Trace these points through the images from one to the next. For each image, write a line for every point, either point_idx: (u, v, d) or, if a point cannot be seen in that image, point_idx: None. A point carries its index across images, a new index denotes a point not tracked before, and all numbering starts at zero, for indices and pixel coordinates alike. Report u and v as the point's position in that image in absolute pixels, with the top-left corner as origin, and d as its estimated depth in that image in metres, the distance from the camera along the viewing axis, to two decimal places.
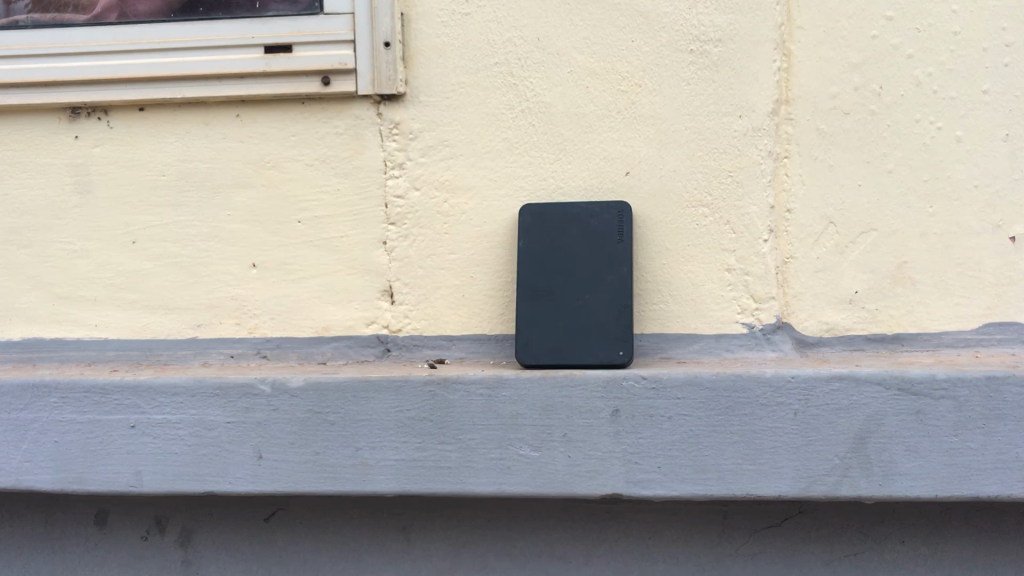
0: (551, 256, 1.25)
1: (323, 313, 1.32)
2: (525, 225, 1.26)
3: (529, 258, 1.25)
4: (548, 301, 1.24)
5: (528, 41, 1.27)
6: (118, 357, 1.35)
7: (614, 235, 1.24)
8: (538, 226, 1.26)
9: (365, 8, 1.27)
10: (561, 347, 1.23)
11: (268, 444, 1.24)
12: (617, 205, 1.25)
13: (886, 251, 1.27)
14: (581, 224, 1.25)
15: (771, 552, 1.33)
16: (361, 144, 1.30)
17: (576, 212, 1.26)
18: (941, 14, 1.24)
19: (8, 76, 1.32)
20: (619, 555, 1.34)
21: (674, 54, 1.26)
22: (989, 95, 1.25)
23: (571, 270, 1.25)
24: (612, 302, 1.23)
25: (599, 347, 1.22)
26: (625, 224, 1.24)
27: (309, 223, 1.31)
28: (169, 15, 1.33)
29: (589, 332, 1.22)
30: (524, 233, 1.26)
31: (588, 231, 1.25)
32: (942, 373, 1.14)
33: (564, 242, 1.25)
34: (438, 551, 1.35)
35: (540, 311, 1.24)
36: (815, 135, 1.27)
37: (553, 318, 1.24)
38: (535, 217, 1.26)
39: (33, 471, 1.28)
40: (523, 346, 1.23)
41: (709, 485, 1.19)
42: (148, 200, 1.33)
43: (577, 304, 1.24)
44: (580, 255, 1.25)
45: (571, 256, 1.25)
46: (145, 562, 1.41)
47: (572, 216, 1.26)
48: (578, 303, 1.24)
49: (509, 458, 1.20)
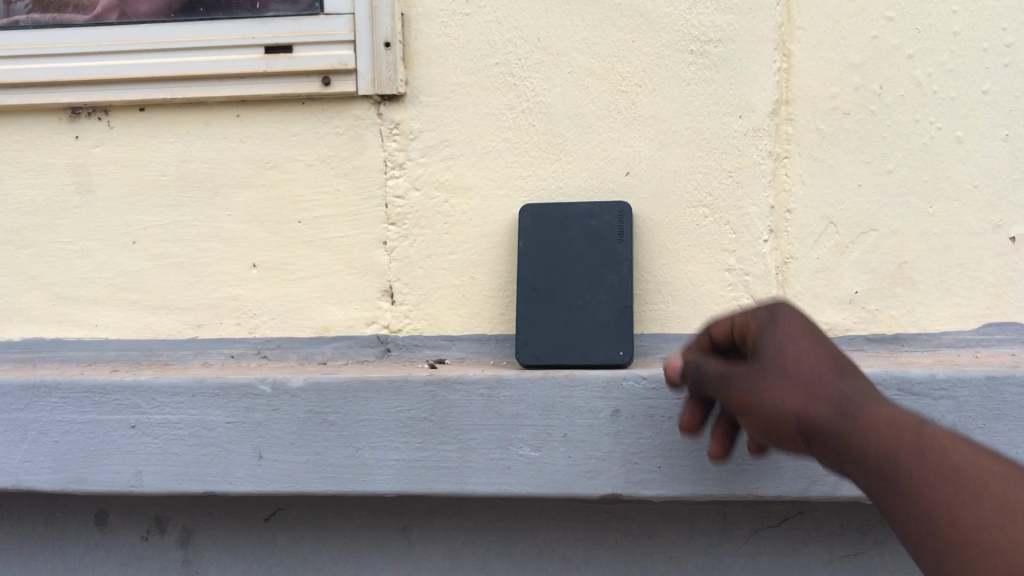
0: (551, 256, 1.25)
1: (324, 313, 1.32)
2: (525, 226, 1.26)
3: (530, 257, 1.25)
4: (548, 301, 1.24)
5: (529, 41, 1.28)
6: (119, 357, 1.35)
7: (615, 236, 1.25)
8: (538, 227, 1.26)
9: (365, 8, 1.27)
10: (561, 347, 1.23)
11: (268, 445, 1.23)
12: (618, 205, 1.25)
13: (886, 250, 1.27)
14: (581, 225, 1.26)
15: (771, 553, 1.32)
16: (361, 144, 1.30)
17: (577, 212, 1.26)
18: (940, 13, 1.25)
19: (9, 76, 1.32)
20: (619, 555, 1.33)
21: (675, 55, 1.26)
22: (989, 95, 1.25)
23: (571, 270, 1.25)
24: (612, 302, 1.23)
25: (599, 347, 1.22)
26: (626, 225, 1.25)
27: (310, 223, 1.31)
28: (169, 15, 1.33)
29: (589, 332, 1.23)
30: (524, 233, 1.26)
31: (589, 232, 1.25)
32: (942, 373, 1.14)
33: (565, 241, 1.25)
34: (438, 551, 1.35)
35: (540, 311, 1.24)
36: (815, 135, 1.27)
37: (553, 319, 1.24)
38: (535, 218, 1.26)
39: (33, 471, 1.28)
40: (523, 347, 1.23)
41: (709, 485, 1.19)
42: (149, 199, 1.33)
43: (577, 304, 1.24)
44: (581, 256, 1.25)
45: (571, 256, 1.25)
46: (145, 562, 1.40)
47: (572, 215, 1.26)
48: (578, 304, 1.24)
49: (509, 458, 1.20)
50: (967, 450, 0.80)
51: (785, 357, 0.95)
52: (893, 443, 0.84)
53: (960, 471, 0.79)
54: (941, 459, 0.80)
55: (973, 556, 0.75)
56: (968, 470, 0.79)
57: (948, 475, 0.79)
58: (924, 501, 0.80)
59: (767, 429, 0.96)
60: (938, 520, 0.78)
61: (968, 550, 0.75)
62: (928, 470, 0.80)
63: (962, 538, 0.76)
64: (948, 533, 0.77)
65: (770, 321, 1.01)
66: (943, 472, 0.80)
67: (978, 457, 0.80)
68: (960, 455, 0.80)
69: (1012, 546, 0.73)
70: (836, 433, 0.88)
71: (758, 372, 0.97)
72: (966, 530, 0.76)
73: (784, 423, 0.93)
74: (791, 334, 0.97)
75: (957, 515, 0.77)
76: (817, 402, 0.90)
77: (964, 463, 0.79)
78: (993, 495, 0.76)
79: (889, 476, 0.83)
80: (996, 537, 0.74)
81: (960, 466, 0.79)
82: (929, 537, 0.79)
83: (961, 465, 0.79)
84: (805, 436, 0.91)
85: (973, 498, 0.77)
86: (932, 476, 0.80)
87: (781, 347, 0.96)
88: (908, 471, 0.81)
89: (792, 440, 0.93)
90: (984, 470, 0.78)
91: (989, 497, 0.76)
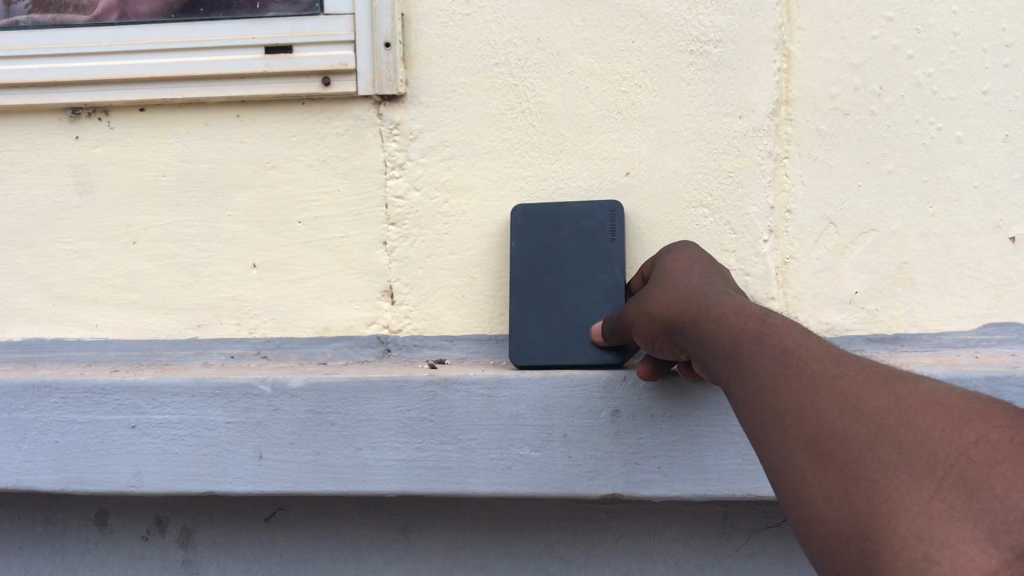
0: (544, 257, 1.25)
1: (324, 313, 1.32)
2: (519, 226, 1.26)
3: (523, 258, 1.25)
4: (542, 302, 1.24)
5: (529, 41, 1.27)
6: (119, 357, 1.35)
7: (608, 236, 1.24)
8: (530, 227, 1.26)
9: (365, 8, 1.26)
10: (554, 347, 1.23)
11: (268, 445, 1.23)
12: (610, 204, 1.24)
13: (886, 250, 1.27)
14: (573, 224, 1.25)
15: (771, 553, 1.33)
16: (361, 144, 1.30)
17: (568, 211, 1.26)
18: (940, 14, 1.24)
19: (8, 76, 1.32)
20: (619, 555, 1.34)
21: (675, 55, 1.26)
22: (989, 96, 1.26)
23: (564, 270, 1.25)
24: (606, 301, 1.23)
25: (593, 348, 1.22)
26: (618, 224, 1.24)
27: (310, 223, 1.31)
28: (169, 15, 1.33)
29: (581, 332, 1.22)
30: (516, 234, 1.26)
31: (582, 232, 1.25)
32: (942, 373, 1.14)
33: (558, 242, 1.25)
34: (438, 552, 1.35)
35: (532, 311, 1.24)
36: (815, 135, 1.27)
37: (547, 319, 1.24)
38: (527, 218, 1.26)
39: (33, 472, 1.28)
40: (518, 348, 1.24)
41: (709, 485, 1.20)
42: (149, 200, 1.33)
43: (571, 304, 1.24)
44: (574, 256, 1.25)
45: (564, 257, 1.25)
46: (145, 562, 1.40)
47: (564, 215, 1.26)
48: (572, 304, 1.24)
49: (509, 458, 1.20)
50: (842, 356, 0.74)
51: (669, 272, 1.03)
52: (748, 334, 0.81)
53: (840, 378, 0.71)
54: (802, 352, 0.75)
55: (798, 444, 0.70)
56: (844, 374, 0.71)
57: (819, 379, 0.72)
58: (772, 390, 0.74)
59: (643, 338, 1.03)
60: (805, 426, 0.70)
61: (840, 453, 0.67)
62: (811, 382, 0.72)
63: (816, 423, 0.69)
64: (796, 417, 0.71)
65: (668, 253, 1.10)
66: (798, 369, 0.74)
67: (860, 367, 0.71)
68: (839, 359, 0.73)
69: (832, 427, 0.68)
70: (700, 316, 0.89)
71: (652, 289, 1.02)
72: (811, 424, 0.70)
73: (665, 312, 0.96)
74: (679, 260, 1.06)
75: (822, 421, 0.69)
76: (697, 311, 0.91)
77: (822, 359, 0.73)
78: (894, 406, 0.66)
79: (738, 368, 0.80)
80: (872, 456, 0.65)
81: (819, 358, 0.74)
82: (772, 433, 0.73)
83: (841, 372, 0.71)
84: (682, 334, 0.92)
85: (844, 405, 0.68)
86: (787, 371, 0.74)
87: (672, 263, 1.05)
88: (756, 356, 0.78)
89: (672, 326, 0.95)
90: (847, 379, 0.70)
91: (858, 408, 0.67)
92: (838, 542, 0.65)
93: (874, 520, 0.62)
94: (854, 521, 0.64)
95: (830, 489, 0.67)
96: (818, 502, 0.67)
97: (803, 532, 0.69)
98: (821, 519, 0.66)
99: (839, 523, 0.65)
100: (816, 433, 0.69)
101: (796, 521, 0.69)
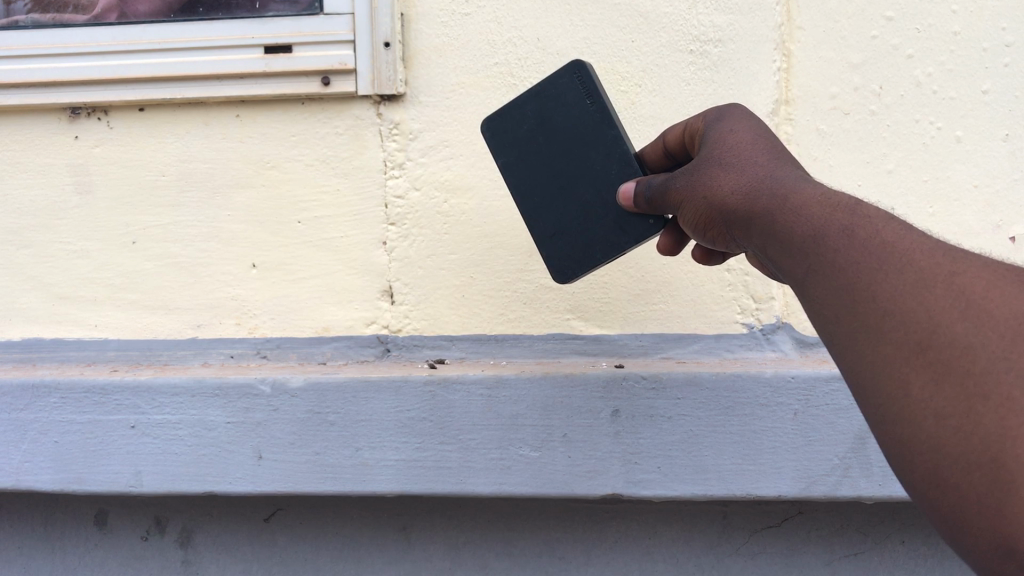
0: (532, 158, 1.08)
1: (323, 313, 1.32)
2: (495, 142, 1.09)
3: (515, 171, 1.09)
4: (551, 203, 1.07)
5: (528, 41, 1.27)
6: (119, 357, 1.35)
7: (586, 100, 1.06)
8: (504, 139, 1.09)
9: (365, 7, 1.26)
10: (586, 246, 1.06)
11: (268, 445, 1.23)
12: (568, 66, 1.05)
13: None
14: (544, 109, 1.07)
15: (771, 552, 1.33)
16: (361, 144, 1.30)
17: (531, 96, 1.07)
18: (940, 13, 1.25)
19: (6, 76, 1.32)
20: (619, 555, 1.33)
21: (675, 54, 1.25)
22: (989, 95, 1.26)
23: (557, 161, 1.07)
24: (617, 171, 1.05)
25: (623, 228, 1.04)
26: (588, 81, 1.05)
27: (309, 223, 1.31)
28: (169, 15, 1.33)
29: (605, 217, 1.05)
30: (495, 152, 1.10)
31: (557, 112, 1.07)
32: None
33: (539, 135, 1.07)
34: (438, 552, 1.35)
35: (546, 218, 1.08)
36: (815, 135, 1.27)
37: (565, 222, 1.07)
38: (496, 131, 1.09)
39: (33, 472, 1.28)
40: (553, 267, 1.08)
41: (709, 485, 1.21)
42: (149, 200, 1.33)
43: (581, 196, 1.06)
44: (562, 140, 1.07)
45: (550, 145, 1.07)
46: (145, 561, 1.40)
47: (530, 103, 1.07)
48: (582, 193, 1.06)
49: (509, 458, 1.21)
50: (952, 247, 0.66)
51: (724, 144, 0.87)
52: (834, 224, 0.71)
53: (959, 275, 0.63)
54: (906, 244, 0.66)
55: (902, 351, 0.64)
56: (963, 270, 0.64)
57: (932, 275, 0.64)
58: (867, 289, 0.66)
59: (694, 227, 0.88)
60: (914, 332, 0.63)
61: (962, 364, 0.61)
62: (921, 280, 0.64)
63: (928, 327, 0.63)
64: (901, 321, 0.64)
65: (718, 117, 0.92)
66: (900, 265, 0.65)
67: (980, 262, 0.64)
68: (953, 253, 0.65)
69: (949, 331, 0.62)
70: (772, 205, 0.77)
71: (708, 166, 0.86)
72: (920, 330, 0.63)
73: (720, 200, 0.83)
74: (737, 129, 0.88)
75: (936, 324, 0.62)
76: (769, 201, 0.77)
77: (932, 250, 0.65)
78: None
79: (821, 264, 0.70)
80: (1006, 368, 0.60)
81: (927, 251, 0.65)
82: (865, 337, 0.66)
83: (959, 268, 0.64)
84: (747, 227, 0.80)
85: (967, 307, 0.62)
86: (886, 265, 0.66)
87: (727, 133, 0.88)
88: (848, 251, 0.69)
89: (731, 216, 0.82)
90: (970, 275, 0.63)
91: (984, 313, 0.62)
92: (955, 471, 0.60)
93: (1006, 440, 0.58)
94: (983, 446, 0.59)
95: (948, 405, 0.61)
96: (928, 419, 0.62)
97: (900, 454, 0.64)
98: (933, 441, 0.61)
99: (960, 447, 0.60)
100: (927, 337, 0.63)
101: (894, 442, 0.64)
